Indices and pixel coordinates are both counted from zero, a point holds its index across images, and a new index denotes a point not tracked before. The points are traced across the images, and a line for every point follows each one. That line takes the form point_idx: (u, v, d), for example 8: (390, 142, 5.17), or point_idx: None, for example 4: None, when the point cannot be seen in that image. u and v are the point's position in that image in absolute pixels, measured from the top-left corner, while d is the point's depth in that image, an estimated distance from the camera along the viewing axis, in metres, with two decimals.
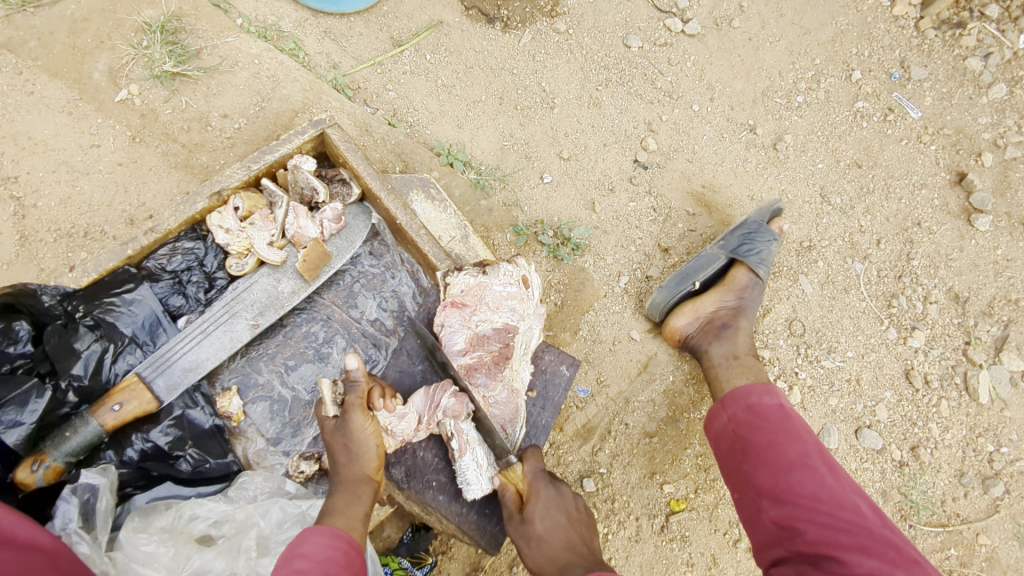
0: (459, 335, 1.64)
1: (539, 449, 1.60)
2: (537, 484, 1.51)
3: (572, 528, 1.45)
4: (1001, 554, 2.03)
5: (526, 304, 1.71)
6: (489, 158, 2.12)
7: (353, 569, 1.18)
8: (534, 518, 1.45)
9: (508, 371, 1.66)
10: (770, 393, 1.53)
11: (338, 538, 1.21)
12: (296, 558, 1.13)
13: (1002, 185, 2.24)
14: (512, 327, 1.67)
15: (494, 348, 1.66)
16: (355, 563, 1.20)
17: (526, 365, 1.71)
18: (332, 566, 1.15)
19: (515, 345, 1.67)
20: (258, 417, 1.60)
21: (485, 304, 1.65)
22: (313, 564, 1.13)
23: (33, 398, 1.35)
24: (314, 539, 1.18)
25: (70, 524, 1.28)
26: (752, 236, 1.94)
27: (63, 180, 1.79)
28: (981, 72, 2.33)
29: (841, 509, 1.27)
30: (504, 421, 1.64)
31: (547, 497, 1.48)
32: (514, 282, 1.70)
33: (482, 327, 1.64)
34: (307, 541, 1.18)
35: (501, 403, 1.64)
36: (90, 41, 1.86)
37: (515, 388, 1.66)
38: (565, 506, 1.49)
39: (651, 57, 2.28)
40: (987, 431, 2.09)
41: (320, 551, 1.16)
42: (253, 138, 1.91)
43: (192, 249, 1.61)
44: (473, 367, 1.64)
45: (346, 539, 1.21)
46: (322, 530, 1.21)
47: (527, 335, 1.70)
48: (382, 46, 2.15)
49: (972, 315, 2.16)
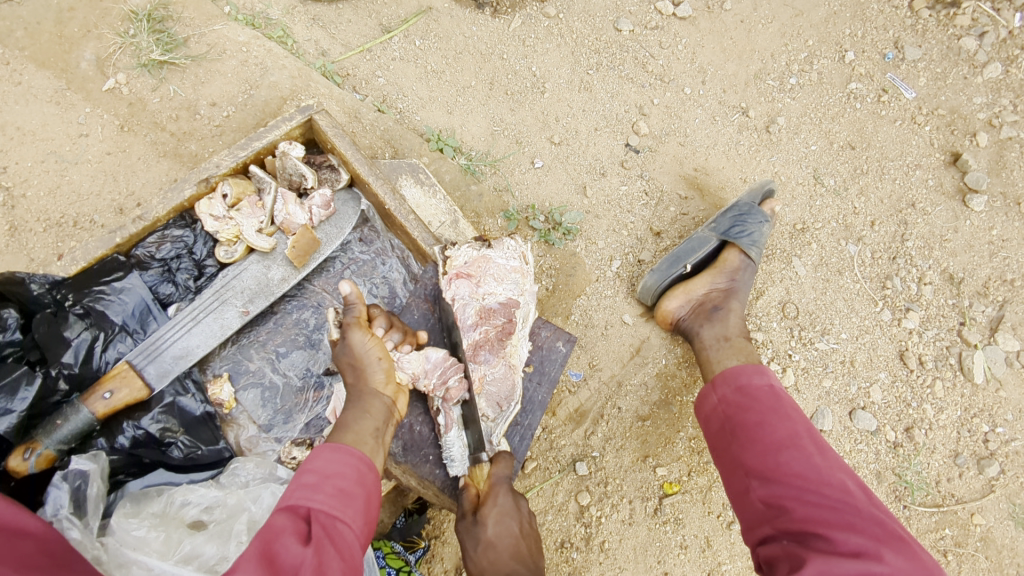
0: (467, 307, 1.59)
1: (510, 455, 1.52)
2: (497, 487, 1.43)
3: (524, 539, 1.34)
4: (996, 533, 2.03)
5: (527, 280, 1.66)
6: (479, 144, 2.12)
7: (365, 485, 1.17)
8: (487, 521, 1.35)
9: (509, 347, 1.62)
10: (760, 373, 1.53)
11: (350, 453, 1.19)
12: (303, 474, 1.13)
13: (997, 165, 2.23)
14: (515, 301, 1.63)
15: (498, 323, 1.61)
16: (368, 479, 1.19)
17: (524, 342, 1.67)
18: (341, 480, 1.14)
19: (518, 320, 1.63)
20: (250, 404, 1.61)
21: (489, 276, 1.62)
22: (321, 480, 1.13)
23: (23, 386, 1.35)
24: (326, 454, 1.18)
25: (62, 510, 1.28)
26: (744, 217, 1.93)
27: (51, 170, 1.79)
28: (976, 51, 2.31)
29: (827, 486, 1.26)
30: (498, 398, 1.60)
31: (505, 503, 1.40)
32: (516, 257, 1.65)
33: (487, 299, 1.60)
34: (316, 456, 1.17)
35: (497, 379, 1.60)
36: (77, 30, 1.86)
37: (513, 364, 1.62)
38: (522, 516, 1.39)
39: (642, 41, 2.27)
40: (982, 411, 2.09)
41: (330, 466, 1.15)
42: (241, 126, 1.91)
43: (181, 236, 1.61)
44: (478, 342, 1.60)
45: (358, 455, 1.20)
46: (333, 444, 1.20)
47: (525, 311, 1.66)
48: (371, 32, 2.13)
49: (966, 295, 2.16)
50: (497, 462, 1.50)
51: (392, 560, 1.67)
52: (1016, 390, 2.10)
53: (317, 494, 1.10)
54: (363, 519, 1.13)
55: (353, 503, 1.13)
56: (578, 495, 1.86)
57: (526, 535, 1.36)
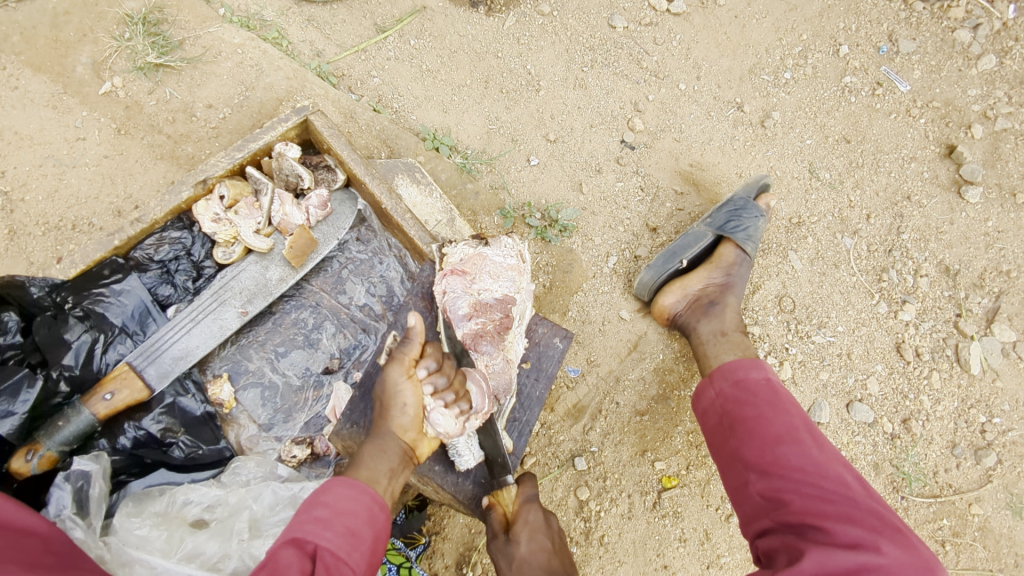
0: (461, 300, 1.59)
1: (535, 478, 1.55)
2: (527, 506, 1.47)
3: (556, 554, 1.39)
4: (994, 523, 2.04)
5: (523, 277, 1.67)
6: (475, 142, 2.12)
7: (375, 525, 1.17)
8: (520, 539, 1.39)
9: (507, 341, 1.62)
10: (757, 367, 1.54)
11: (365, 492, 1.18)
12: (315, 506, 1.13)
13: (992, 157, 2.25)
14: (511, 297, 1.63)
15: (496, 317, 1.61)
16: (378, 520, 1.18)
17: (521, 338, 1.67)
18: (351, 520, 1.13)
19: (515, 316, 1.63)
20: (250, 404, 1.62)
21: (485, 273, 1.62)
22: (331, 517, 1.12)
23: (24, 388, 1.37)
24: (339, 488, 1.17)
25: (64, 511, 1.29)
26: (739, 212, 1.94)
27: (49, 174, 1.80)
28: (970, 43, 2.33)
29: (826, 479, 1.27)
30: (498, 390, 1.60)
31: (536, 521, 1.44)
32: (513, 255, 1.66)
33: (483, 294, 1.60)
34: (332, 489, 1.17)
35: (495, 372, 1.59)
36: (73, 34, 1.87)
37: (510, 358, 1.61)
38: (552, 534, 1.44)
39: (636, 37, 2.28)
40: (979, 402, 2.10)
41: (342, 504, 1.15)
42: (238, 127, 1.92)
43: (179, 238, 1.62)
44: (478, 334, 1.59)
45: (372, 495, 1.19)
46: (349, 480, 1.19)
47: (522, 308, 1.66)
48: (366, 32, 2.14)
49: (962, 287, 2.17)
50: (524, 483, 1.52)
51: (393, 556, 1.66)
52: (1012, 380, 2.11)
53: (325, 532, 1.10)
54: (367, 562, 1.12)
55: (359, 544, 1.12)
56: (577, 489, 1.87)
57: (558, 550, 1.41)
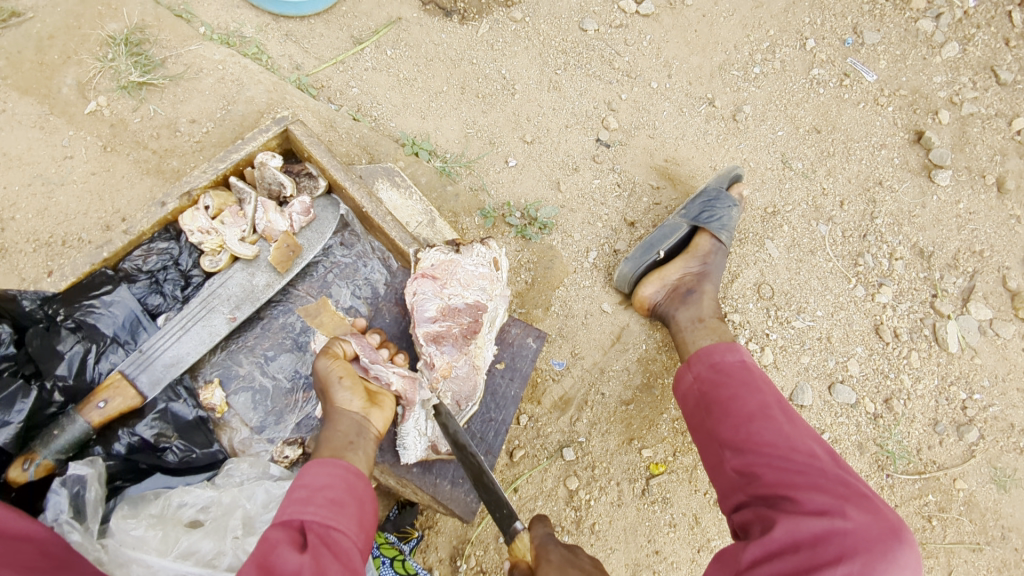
0: (430, 303, 1.63)
1: (544, 517, 1.37)
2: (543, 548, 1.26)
3: None
4: (979, 497, 2.08)
5: (496, 286, 1.70)
6: (454, 146, 2.18)
7: (355, 493, 1.22)
8: None
9: (473, 346, 1.66)
10: (732, 350, 1.59)
11: (337, 464, 1.24)
12: (295, 489, 1.19)
13: (960, 141, 2.31)
14: (482, 304, 1.67)
15: (464, 322, 1.65)
16: (359, 487, 1.24)
17: (490, 344, 1.71)
18: (331, 491, 1.19)
19: (484, 322, 1.67)
20: (242, 407, 1.65)
21: (456, 279, 1.65)
22: (311, 494, 1.18)
23: (20, 398, 1.41)
24: (315, 468, 1.23)
25: (62, 515, 1.33)
26: (712, 203, 2.00)
27: (39, 192, 1.85)
28: (933, 32, 2.40)
29: (796, 452, 1.31)
30: (459, 397, 1.64)
31: (559, 557, 1.21)
32: (486, 264, 1.70)
33: (453, 299, 1.64)
34: (307, 471, 1.22)
35: (460, 377, 1.64)
36: (57, 57, 1.93)
37: (477, 364, 1.66)
38: (580, 561, 1.22)
39: (607, 39, 2.34)
40: (959, 379, 2.14)
41: (318, 480, 1.20)
42: (221, 140, 1.97)
43: (166, 248, 1.67)
44: (440, 335, 1.63)
45: (345, 465, 1.24)
46: (320, 459, 1.24)
47: (494, 315, 1.71)
48: (343, 45, 2.20)
49: (937, 268, 2.22)
50: (534, 526, 1.35)
51: (387, 549, 1.69)
52: (990, 357, 2.16)
53: (309, 508, 1.16)
54: (357, 525, 1.19)
55: (344, 510, 1.19)
56: (567, 479, 1.90)
57: None
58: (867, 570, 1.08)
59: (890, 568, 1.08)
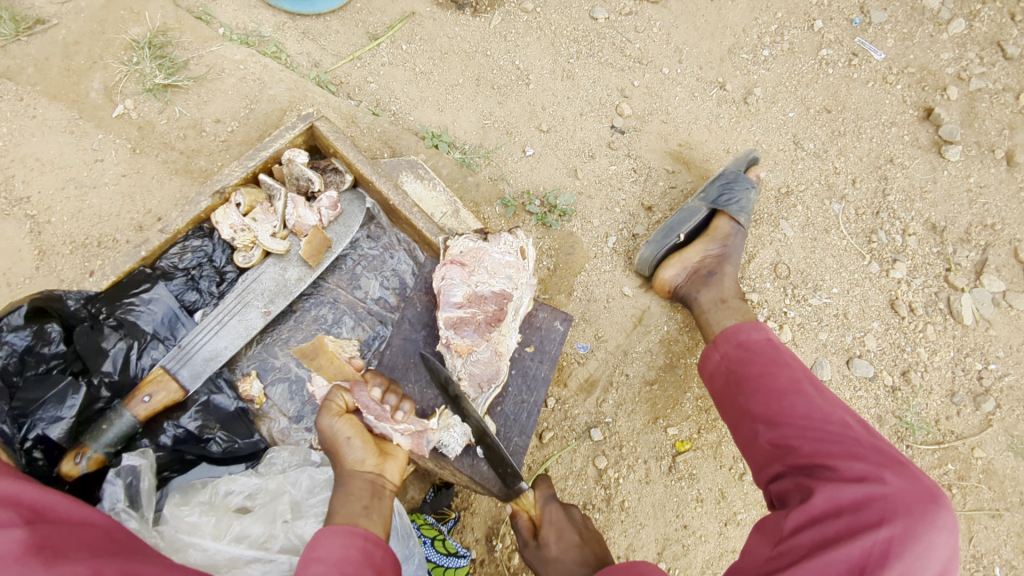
0: (457, 289, 1.68)
1: (546, 477, 1.63)
2: (548, 506, 1.54)
3: (586, 545, 1.47)
4: (998, 465, 2.12)
5: (523, 274, 1.72)
6: (472, 137, 2.21)
7: (372, 562, 1.15)
8: (550, 541, 1.47)
9: (497, 334, 1.68)
10: (757, 328, 1.63)
11: (355, 534, 1.17)
12: (310, 563, 1.11)
13: (970, 116, 2.34)
14: (508, 293, 1.70)
15: (489, 309, 1.70)
16: (376, 556, 1.17)
17: (515, 333, 1.72)
18: (349, 564, 1.12)
19: (510, 310, 1.70)
20: (279, 398, 1.70)
21: (483, 267, 1.70)
22: (329, 568, 1.10)
23: (70, 394, 1.45)
24: (328, 539, 1.15)
25: (118, 504, 1.38)
26: (731, 186, 2.03)
27: (72, 195, 1.89)
28: (939, 9, 2.43)
29: (830, 423, 1.35)
30: (481, 380, 1.67)
31: (561, 520, 1.51)
32: (513, 252, 1.73)
33: (480, 286, 1.69)
34: (322, 543, 1.14)
35: (482, 361, 1.67)
36: (84, 63, 1.97)
37: (500, 351, 1.68)
38: (579, 526, 1.52)
39: (618, 27, 2.37)
40: (975, 350, 2.18)
41: (334, 552, 1.13)
42: (246, 139, 2.01)
43: (200, 246, 1.72)
44: (463, 320, 1.68)
45: (362, 533, 1.18)
46: (335, 529, 1.17)
47: (519, 304, 1.72)
48: (359, 41, 2.23)
49: (950, 243, 2.25)
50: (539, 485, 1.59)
51: (427, 530, 1.73)
52: (1005, 328, 2.20)
53: None
54: None
55: None
56: (595, 459, 1.95)
57: (587, 539, 1.49)
58: (909, 531, 1.12)
59: (930, 529, 1.13)
